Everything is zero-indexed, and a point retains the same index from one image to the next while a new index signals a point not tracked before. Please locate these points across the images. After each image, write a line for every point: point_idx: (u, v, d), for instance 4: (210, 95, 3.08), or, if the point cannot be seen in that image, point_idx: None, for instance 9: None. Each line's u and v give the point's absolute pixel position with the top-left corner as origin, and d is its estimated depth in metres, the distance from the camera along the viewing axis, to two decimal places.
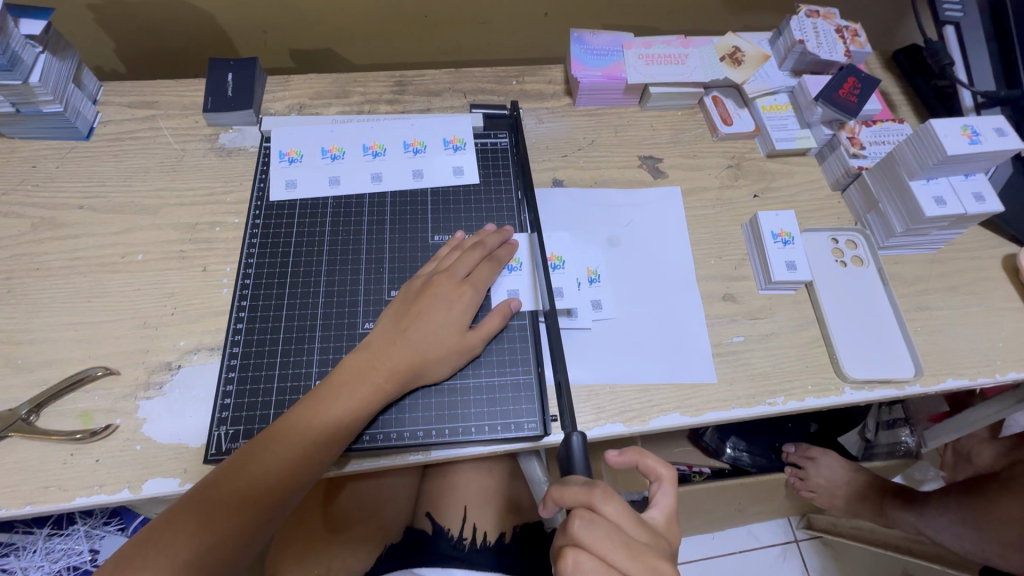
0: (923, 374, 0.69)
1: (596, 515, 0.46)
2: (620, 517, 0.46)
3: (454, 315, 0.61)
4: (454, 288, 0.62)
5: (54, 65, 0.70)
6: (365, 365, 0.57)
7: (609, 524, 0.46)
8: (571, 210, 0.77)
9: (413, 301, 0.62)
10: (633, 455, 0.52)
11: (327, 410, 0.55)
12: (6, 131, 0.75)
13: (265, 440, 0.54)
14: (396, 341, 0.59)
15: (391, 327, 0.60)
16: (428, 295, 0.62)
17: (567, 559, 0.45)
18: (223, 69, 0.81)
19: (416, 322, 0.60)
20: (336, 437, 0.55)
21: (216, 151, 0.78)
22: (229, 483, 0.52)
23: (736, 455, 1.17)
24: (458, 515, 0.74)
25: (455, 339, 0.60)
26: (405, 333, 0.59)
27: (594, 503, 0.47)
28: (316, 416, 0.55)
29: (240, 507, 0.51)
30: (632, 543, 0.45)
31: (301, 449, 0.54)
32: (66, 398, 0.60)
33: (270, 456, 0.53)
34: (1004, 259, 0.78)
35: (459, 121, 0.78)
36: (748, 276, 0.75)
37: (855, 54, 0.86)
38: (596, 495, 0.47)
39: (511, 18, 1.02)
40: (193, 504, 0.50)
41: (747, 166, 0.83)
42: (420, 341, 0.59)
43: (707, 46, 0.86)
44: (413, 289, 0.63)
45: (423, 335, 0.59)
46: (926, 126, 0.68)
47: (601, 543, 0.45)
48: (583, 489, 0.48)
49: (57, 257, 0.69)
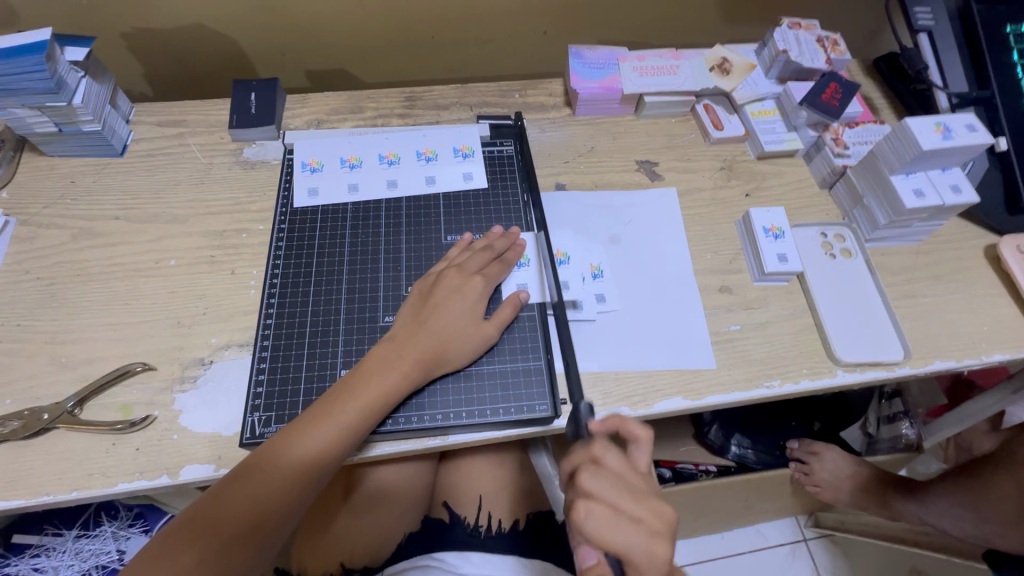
0: (911, 357, 0.73)
1: (600, 467, 0.50)
2: (620, 468, 0.50)
3: (467, 308, 0.66)
4: (466, 284, 0.67)
5: (94, 88, 0.76)
6: (387, 356, 0.62)
7: (612, 475, 0.49)
8: (574, 210, 0.82)
9: (429, 297, 0.66)
10: (615, 421, 0.54)
11: (351, 397, 0.59)
12: (48, 150, 0.81)
13: (293, 429, 0.58)
14: (415, 332, 0.63)
15: (409, 321, 0.65)
16: (443, 290, 0.66)
17: (578, 509, 0.47)
18: (246, 89, 0.87)
19: (433, 315, 0.65)
20: (357, 426, 0.59)
21: (240, 164, 0.84)
22: (260, 469, 0.55)
23: (741, 453, 1.19)
24: (473, 504, 0.78)
25: (470, 329, 0.65)
26: (423, 325, 0.64)
27: (595, 458, 0.50)
28: (340, 405, 0.59)
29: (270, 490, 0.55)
30: (635, 489, 0.49)
31: (325, 437, 0.57)
32: (108, 392, 0.65)
33: (296, 443, 0.57)
34: (986, 248, 0.82)
35: (467, 131, 0.84)
36: (743, 269, 0.79)
37: (835, 61, 0.92)
38: (597, 450, 0.51)
39: (513, 37, 1.08)
40: (228, 487, 0.54)
41: (738, 168, 0.89)
42: (438, 331, 0.64)
43: (697, 58, 0.92)
44: (428, 285, 0.68)
45: (440, 326, 0.64)
46: (902, 125, 0.73)
47: (608, 492, 0.48)
48: (584, 450, 0.52)
49: (96, 264, 0.74)
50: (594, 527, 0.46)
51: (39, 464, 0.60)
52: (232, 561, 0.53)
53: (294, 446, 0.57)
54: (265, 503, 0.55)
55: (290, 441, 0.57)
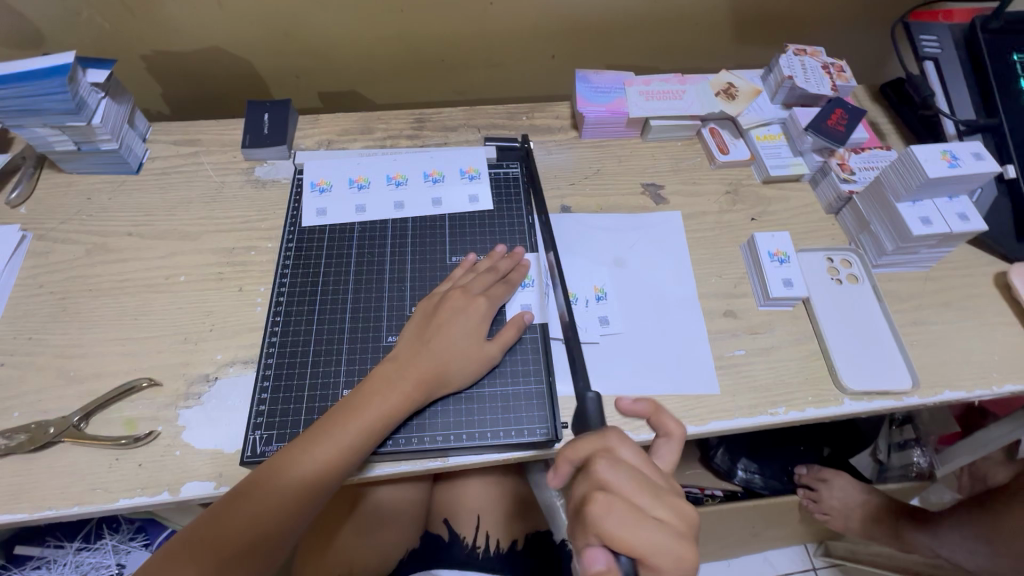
0: (920, 386, 0.71)
1: (617, 459, 0.49)
2: (637, 460, 0.49)
3: (471, 328, 0.66)
4: (471, 304, 0.67)
5: (113, 108, 0.79)
6: (391, 377, 0.62)
7: (630, 467, 0.48)
8: (579, 232, 0.82)
9: (433, 317, 0.67)
10: (648, 406, 0.62)
11: (353, 417, 0.59)
12: (66, 167, 0.83)
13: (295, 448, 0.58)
14: (419, 353, 0.64)
15: (413, 340, 0.65)
16: (447, 310, 0.67)
17: (597, 501, 0.46)
18: (260, 110, 0.89)
19: (437, 335, 0.65)
20: (357, 447, 0.58)
21: (252, 183, 0.86)
22: (259, 486, 0.55)
23: (748, 478, 1.17)
24: (471, 524, 0.77)
25: (474, 349, 0.65)
26: (427, 345, 0.64)
27: (612, 448, 0.50)
28: (342, 424, 0.59)
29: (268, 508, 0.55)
30: (656, 486, 0.48)
31: (327, 456, 0.57)
32: (113, 407, 0.65)
33: (297, 460, 0.57)
34: (996, 276, 0.81)
35: (475, 154, 0.85)
36: (748, 293, 0.79)
37: (841, 87, 0.93)
38: (612, 442, 0.50)
39: (522, 61, 1.10)
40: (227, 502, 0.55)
41: (744, 192, 0.89)
42: (441, 352, 0.64)
43: (702, 83, 0.93)
44: (433, 304, 0.68)
45: (443, 347, 0.64)
46: (908, 152, 0.73)
47: (627, 487, 0.47)
48: (599, 439, 0.50)
49: (107, 280, 0.75)
50: (612, 521, 0.45)
51: (42, 478, 0.61)
52: None
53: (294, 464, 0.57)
54: (260, 523, 0.55)
55: (292, 458, 0.57)
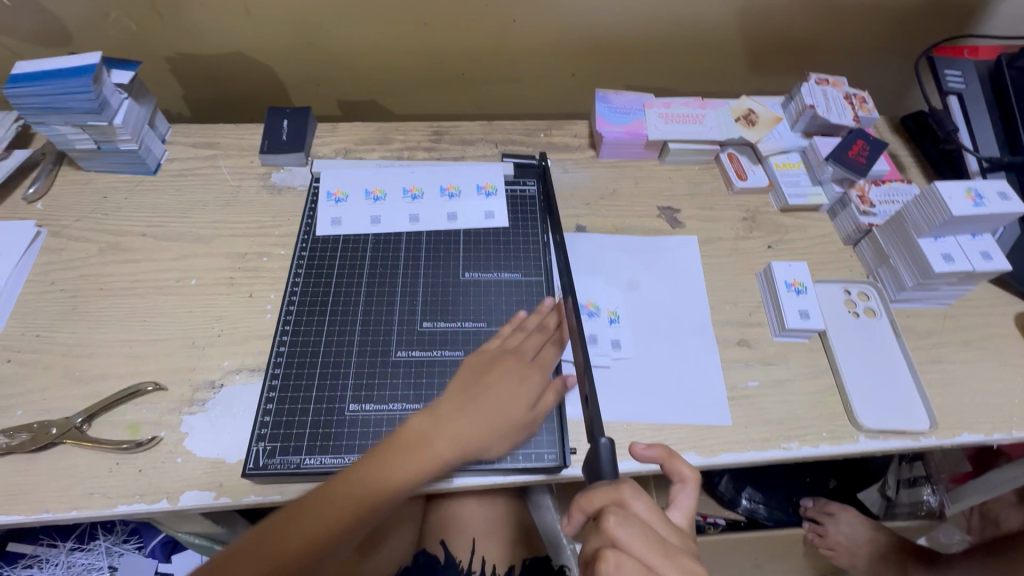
0: (937, 427, 0.70)
1: (628, 513, 0.47)
2: (649, 515, 0.47)
3: (518, 393, 0.62)
4: (521, 367, 0.64)
5: (135, 109, 0.79)
6: (423, 434, 0.58)
7: (641, 523, 0.47)
8: (592, 252, 0.82)
9: (481, 373, 0.63)
10: (661, 452, 0.56)
11: (366, 487, 0.54)
12: (85, 165, 0.83)
13: (297, 516, 0.52)
14: (462, 405, 0.60)
15: (456, 394, 0.61)
16: (498, 368, 0.63)
17: (607, 559, 0.44)
18: (279, 116, 0.90)
19: (484, 392, 0.62)
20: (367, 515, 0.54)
21: (268, 188, 0.86)
22: (255, 559, 0.50)
23: (753, 508, 1.12)
24: (467, 548, 0.75)
25: (514, 409, 0.62)
26: (472, 401, 0.61)
27: (625, 500, 0.48)
28: (351, 491, 0.54)
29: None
30: (667, 543, 0.46)
31: (332, 528, 0.52)
32: (118, 409, 0.65)
33: (297, 533, 0.51)
34: (1017, 316, 0.80)
35: (492, 170, 0.85)
36: (763, 323, 0.77)
37: (863, 118, 0.92)
38: (625, 493, 0.49)
39: (541, 78, 1.10)
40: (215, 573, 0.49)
41: (761, 219, 0.88)
42: (487, 408, 0.61)
43: (722, 108, 0.93)
44: (484, 357, 0.65)
45: (487, 404, 0.61)
46: (932, 188, 0.72)
47: (637, 542, 0.45)
48: (611, 490, 0.49)
49: (118, 280, 0.75)
50: None
51: (41, 479, 0.60)
52: None
53: (295, 535, 0.51)
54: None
55: (292, 528, 0.51)
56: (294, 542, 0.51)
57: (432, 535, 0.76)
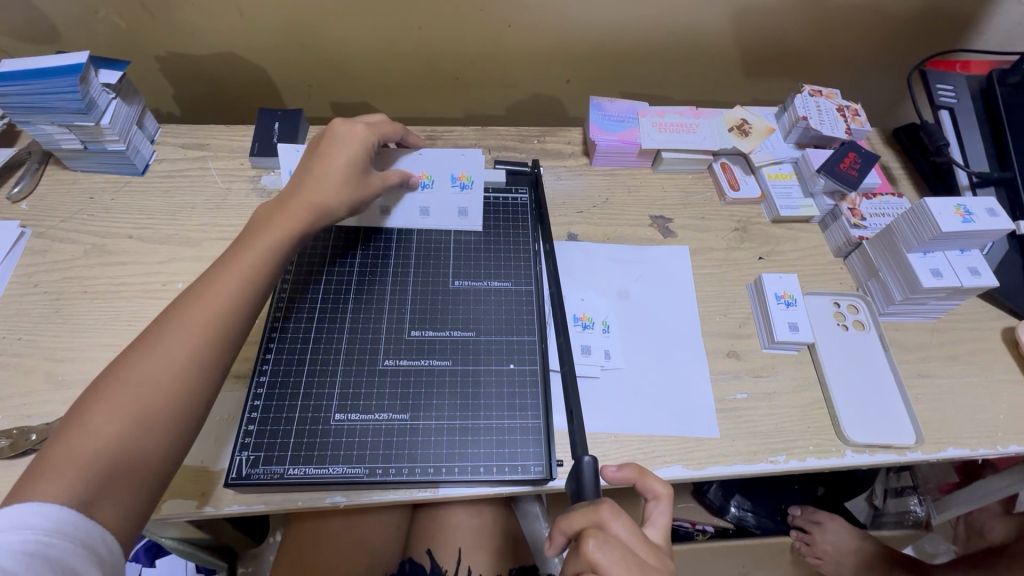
0: (923, 442, 0.70)
1: (609, 536, 0.47)
2: (629, 537, 0.47)
3: (356, 147, 0.68)
4: (345, 130, 0.69)
5: (123, 109, 0.78)
6: (268, 213, 0.63)
7: (621, 546, 0.46)
8: (584, 262, 0.81)
9: (313, 150, 0.68)
10: (632, 473, 0.55)
11: (239, 258, 0.59)
12: (72, 165, 0.82)
13: (138, 347, 0.53)
14: (297, 186, 0.65)
15: (298, 177, 0.66)
16: (324, 143, 0.68)
17: None
18: (270, 118, 0.89)
19: (316, 165, 0.66)
20: (259, 260, 0.60)
21: (258, 191, 0.85)
22: (119, 395, 0.49)
23: (741, 515, 1.15)
24: (452, 557, 0.75)
25: (355, 157, 0.67)
26: (302, 182, 0.65)
27: (604, 522, 0.48)
28: (205, 308, 0.55)
29: (182, 344, 0.53)
30: (645, 565, 0.46)
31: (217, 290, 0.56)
32: None
33: (167, 348, 0.52)
34: (1004, 331, 0.80)
35: (470, 155, 0.77)
36: (752, 335, 0.77)
37: (855, 131, 0.92)
38: (605, 514, 0.48)
39: (536, 83, 1.10)
40: (67, 432, 0.48)
41: (753, 230, 0.88)
42: (318, 175, 0.66)
43: (716, 118, 0.93)
44: (311, 146, 0.69)
45: (325, 170, 0.66)
46: (921, 205, 0.72)
47: (617, 567, 0.45)
48: (590, 511, 0.49)
49: (104, 283, 0.74)
50: None
51: None
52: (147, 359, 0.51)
53: (160, 352, 0.52)
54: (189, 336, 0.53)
55: (153, 364, 0.51)
56: (162, 368, 0.51)
57: (419, 544, 0.76)
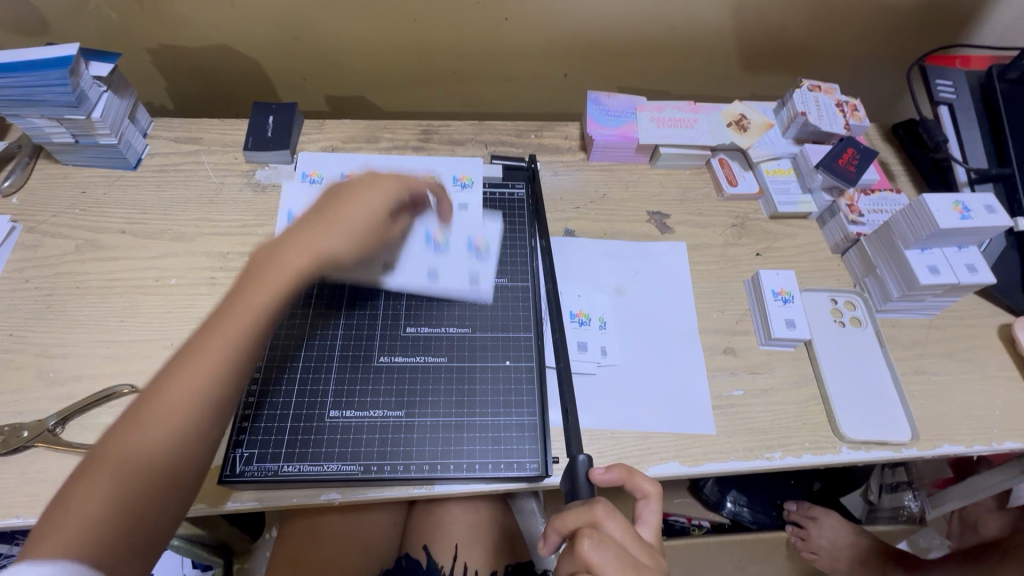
0: (919, 439, 0.70)
1: (603, 535, 0.47)
2: (623, 536, 0.47)
3: (374, 196, 0.64)
4: (366, 183, 0.64)
5: (115, 103, 0.77)
6: (273, 256, 0.57)
7: (616, 545, 0.46)
8: (580, 257, 0.81)
9: (330, 201, 0.63)
10: (622, 473, 0.53)
11: (234, 315, 0.53)
12: (63, 159, 0.81)
13: (134, 410, 0.49)
14: (309, 228, 0.59)
15: (311, 220, 0.60)
16: (343, 193, 0.63)
17: None
18: (265, 112, 0.88)
19: (332, 212, 0.61)
20: (257, 307, 0.54)
21: (252, 186, 0.84)
22: (130, 459, 0.47)
23: (737, 510, 1.14)
24: (448, 553, 0.74)
25: (372, 204, 0.63)
26: (316, 225, 0.60)
27: (598, 521, 0.48)
28: (213, 360, 0.51)
29: (172, 416, 0.49)
30: (639, 564, 0.46)
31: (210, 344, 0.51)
32: (92, 412, 0.63)
33: (172, 407, 0.49)
34: (1000, 328, 0.80)
35: (471, 163, 0.85)
36: (749, 331, 0.77)
37: (854, 127, 0.92)
38: (600, 514, 0.48)
39: (533, 77, 1.09)
40: (75, 488, 0.45)
41: (750, 226, 0.88)
42: (336, 223, 0.60)
43: (714, 113, 0.92)
44: (325, 198, 0.63)
45: (342, 217, 0.61)
46: (920, 201, 0.72)
47: (612, 565, 0.45)
48: (584, 510, 0.49)
49: (96, 278, 0.73)
50: None
51: (11, 483, 0.58)
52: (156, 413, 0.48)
53: (153, 424, 0.48)
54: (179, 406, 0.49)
55: (162, 420, 0.48)
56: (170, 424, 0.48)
57: (414, 541, 0.76)
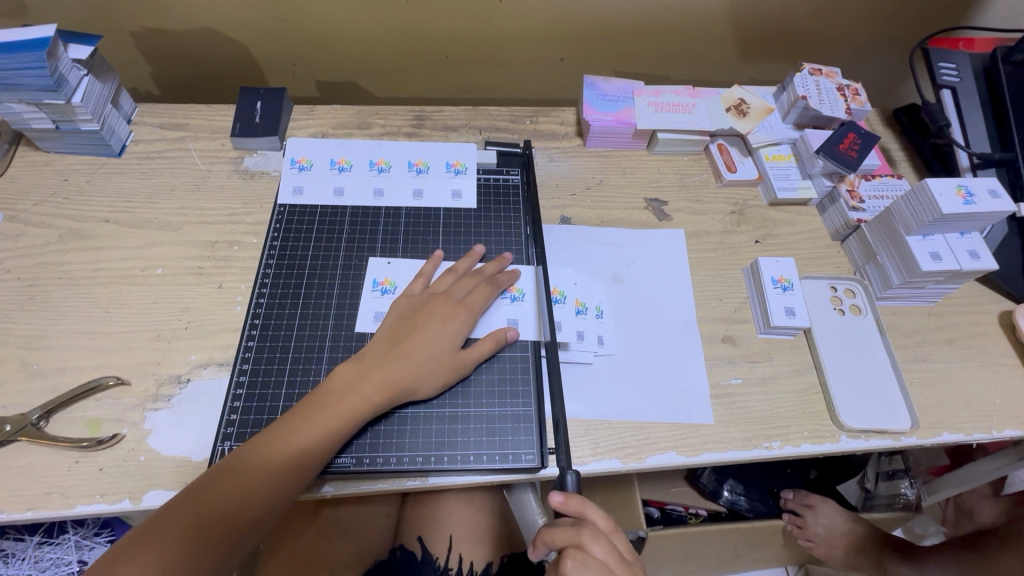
0: (919, 427, 0.69)
1: (586, 556, 0.49)
2: (607, 558, 0.49)
3: (448, 333, 0.64)
4: (448, 307, 0.66)
5: (96, 87, 0.75)
6: (357, 379, 0.59)
7: (599, 566, 0.49)
8: (576, 245, 0.80)
9: (412, 317, 0.65)
10: (578, 504, 0.52)
11: (327, 405, 0.57)
12: (44, 146, 0.79)
13: (203, 500, 0.51)
14: (390, 357, 0.61)
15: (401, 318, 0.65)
16: (424, 313, 0.65)
17: None
18: (253, 97, 0.86)
19: (411, 337, 0.63)
20: (333, 441, 0.57)
21: (240, 173, 0.82)
22: (204, 517, 0.50)
23: (734, 499, 1.15)
24: (444, 544, 0.74)
25: (447, 355, 0.63)
26: (399, 349, 0.62)
27: (583, 543, 0.50)
28: (296, 440, 0.55)
29: (226, 512, 0.51)
30: None
31: (282, 462, 0.54)
32: (77, 405, 0.62)
33: (253, 475, 0.53)
34: (1001, 315, 0.79)
35: (464, 149, 0.84)
36: (748, 319, 0.76)
37: (855, 111, 0.90)
38: (585, 536, 0.50)
39: (528, 62, 1.07)
40: (149, 533, 0.48)
41: (749, 213, 0.86)
42: (414, 357, 0.61)
43: (713, 97, 0.90)
44: (403, 311, 0.66)
45: (417, 352, 0.62)
46: (922, 185, 0.71)
47: None
48: (571, 531, 0.51)
49: (80, 269, 0.71)
50: None
51: None
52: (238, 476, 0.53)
53: (230, 488, 0.52)
54: (235, 514, 0.52)
55: (240, 484, 0.52)
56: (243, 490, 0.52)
57: (409, 531, 0.75)
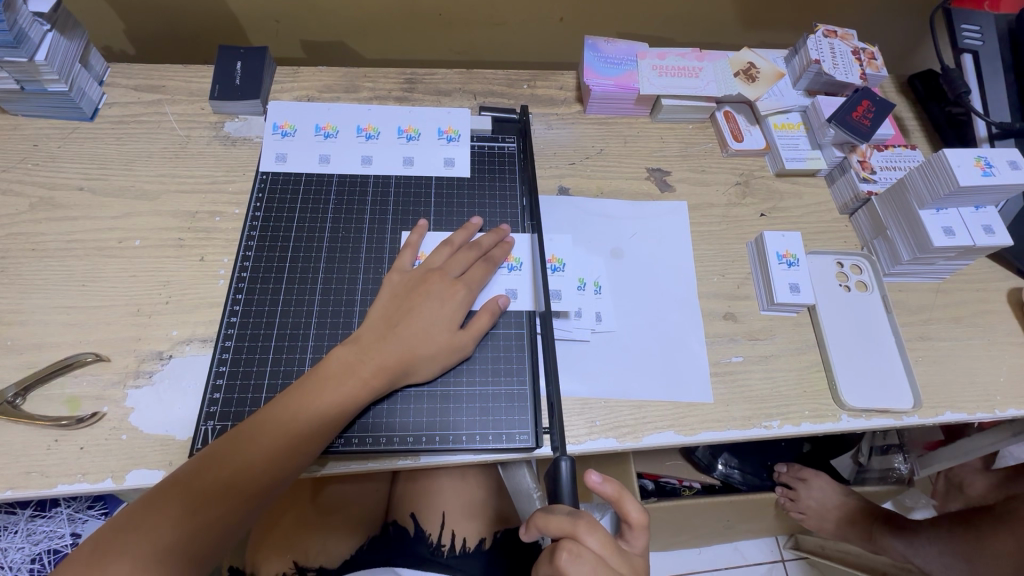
0: (922, 406, 0.68)
1: (582, 548, 0.46)
2: (603, 549, 0.47)
3: (446, 313, 0.61)
4: (446, 287, 0.63)
5: (61, 44, 0.69)
6: (353, 359, 0.57)
7: (594, 559, 0.46)
8: (575, 217, 0.76)
9: (407, 297, 0.62)
10: (615, 490, 0.50)
11: (322, 385, 0.55)
12: (10, 108, 0.74)
13: (195, 485, 0.49)
14: (386, 339, 0.58)
15: (396, 295, 0.62)
16: (421, 292, 0.62)
17: None
18: (232, 57, 0.80)
19: (407, 318, 0.60)
20: (331, 423, 0.55)
21: (220, 139, 0.78)
22: (198, 498, 0.49)
23: (728, 472, 1.14)
24: (437, 522, 0.73)
25: (445, 339, 0.60)
26: (395, 330, 0.59)
27: (579, 534, 0.47)
28: (292, 420, 0.53)
29: (222, 493, 0.50)
30: None
31: (277, 442, 0.52)
32: (54, 382, 0.60)
33: (248, 455, 0.51)
34: (1009, 293, 0.77)
35: (457, 113, 0.79)
36: (751, 296, 0.74)
37: (870, 77, 0.86)
38: (582, 527, 0.47)
39: (526, 21, 1.01)
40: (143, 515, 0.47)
41: (755, 184, 0.83)
42: (412, 340, 0.59)
43: (721, 60, 0.85)
44: (397, 289, 0.62)
45: (414, 332, 0.59)
46: (939, 155, 0.67)
47: None
48: (568, 520, 0.48)
49: (53, 239, 0.68)
50: None
51: None
52: (233, 457, 0.51)
53: (223, 469, 0.50)
54: (232, 497, 0.50)
55: (235, 465, 0.51)
56: (238, 473, 0.51)
57: (402, 509, 0.75)
